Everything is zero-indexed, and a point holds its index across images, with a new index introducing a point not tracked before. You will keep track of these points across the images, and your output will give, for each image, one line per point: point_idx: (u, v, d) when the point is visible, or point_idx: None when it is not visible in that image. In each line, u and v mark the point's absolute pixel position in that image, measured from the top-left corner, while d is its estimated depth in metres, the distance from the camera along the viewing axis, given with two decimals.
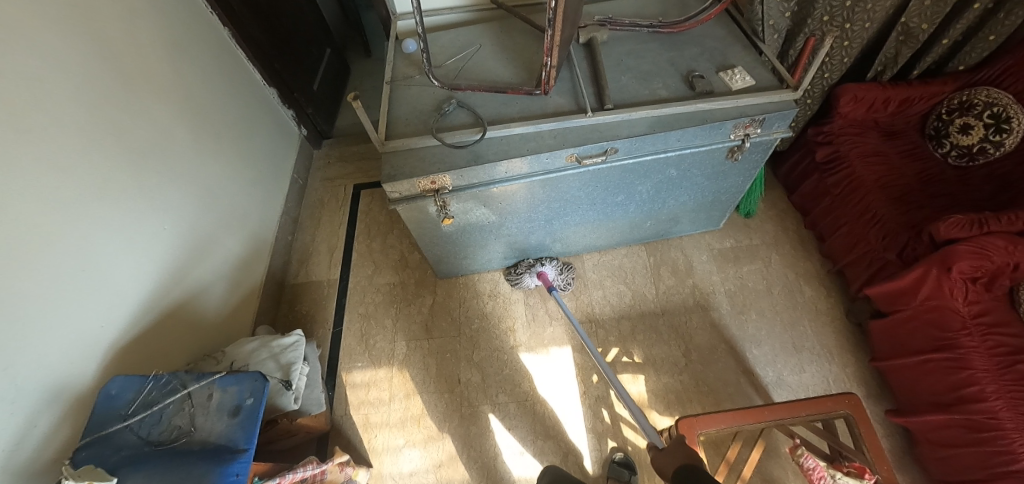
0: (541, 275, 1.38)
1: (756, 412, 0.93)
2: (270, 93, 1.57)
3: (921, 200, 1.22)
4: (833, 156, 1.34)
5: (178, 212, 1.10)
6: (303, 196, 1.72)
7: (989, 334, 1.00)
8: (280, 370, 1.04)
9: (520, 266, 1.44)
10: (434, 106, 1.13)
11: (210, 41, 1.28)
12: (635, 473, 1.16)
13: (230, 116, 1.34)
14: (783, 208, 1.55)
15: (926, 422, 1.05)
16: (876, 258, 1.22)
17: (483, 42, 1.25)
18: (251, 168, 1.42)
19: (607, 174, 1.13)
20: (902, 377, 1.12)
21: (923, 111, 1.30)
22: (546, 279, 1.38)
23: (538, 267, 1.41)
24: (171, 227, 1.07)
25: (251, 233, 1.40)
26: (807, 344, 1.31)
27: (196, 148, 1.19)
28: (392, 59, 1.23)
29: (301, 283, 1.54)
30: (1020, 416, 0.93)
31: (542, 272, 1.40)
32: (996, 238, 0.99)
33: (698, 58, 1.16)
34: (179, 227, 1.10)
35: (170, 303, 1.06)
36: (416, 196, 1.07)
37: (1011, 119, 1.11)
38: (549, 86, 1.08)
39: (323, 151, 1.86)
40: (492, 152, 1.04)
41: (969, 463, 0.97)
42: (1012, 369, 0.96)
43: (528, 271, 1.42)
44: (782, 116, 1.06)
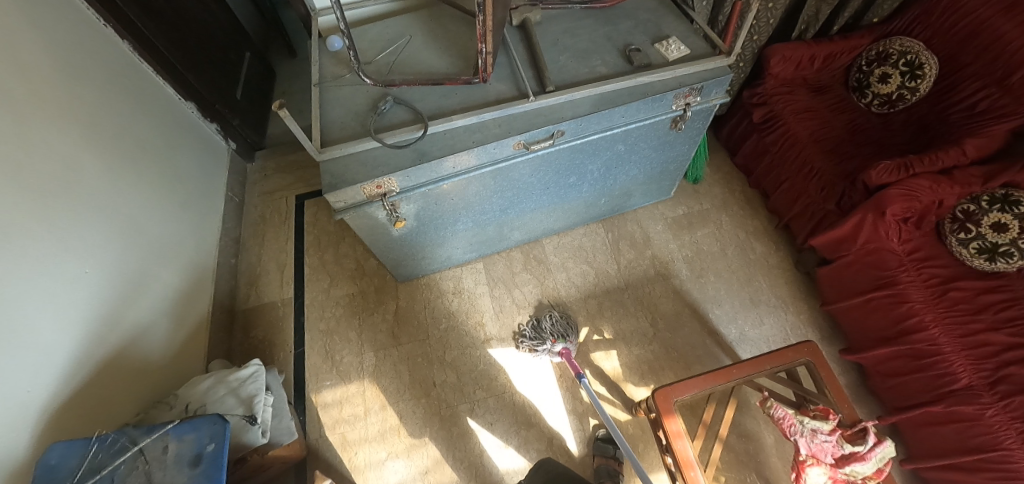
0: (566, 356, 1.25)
1: (725, 372, 0.96)
2: (188, 108, 1.43)
3: (851, 150, 1.28)
4: (769, 115, 1.38)
5: (99, 252, 0.99)
6: (242, 214, 1.60)
7: (923, 268, 1.08)
8: (241, 406, 0.98)
9: (539, 343, 1.30)
10: (369, 106, 1.07)
11: (109, 58, 1.15)
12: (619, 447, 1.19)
13: (145, 138, 1.22)
14: (728, 171, 1.60)
15: (876, 356, 1.13)
16: (817, 209, 1.29)
17: (413, 33, 1.19)
18: (178, 192, 1.30)
19: (556, 157, 1.12)
20: (850, 317, 1.20)
21: (844, 64, 1.36)
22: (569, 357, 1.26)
23: (561, 347, 1.27)
24: (94, 270, 0.97)
25: (189, 262, 1.29)
26: (762, 297, 1.38)
27: (111, 178, 1.07)
28: (317, 59, 1.15)
29: (253, 307, 1.45)
30: (956, 339, 1.01)
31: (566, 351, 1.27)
32: (920, 179, 1.06)
33: (632, 31, 1.16)
34: (103, 267, 1.00)
35: (107, 352, 0.97)
36: (363, 203, 1.01)
37: (923, 65, 1.19)
38: (487, 74, 1.05)
39: (257, 164, 1.74)
40: (437, 148, 1.00)
41: (916, 388, 1.05)
42: (945, 297, 1.04)
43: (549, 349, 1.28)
44: (719, 82, 1.08)
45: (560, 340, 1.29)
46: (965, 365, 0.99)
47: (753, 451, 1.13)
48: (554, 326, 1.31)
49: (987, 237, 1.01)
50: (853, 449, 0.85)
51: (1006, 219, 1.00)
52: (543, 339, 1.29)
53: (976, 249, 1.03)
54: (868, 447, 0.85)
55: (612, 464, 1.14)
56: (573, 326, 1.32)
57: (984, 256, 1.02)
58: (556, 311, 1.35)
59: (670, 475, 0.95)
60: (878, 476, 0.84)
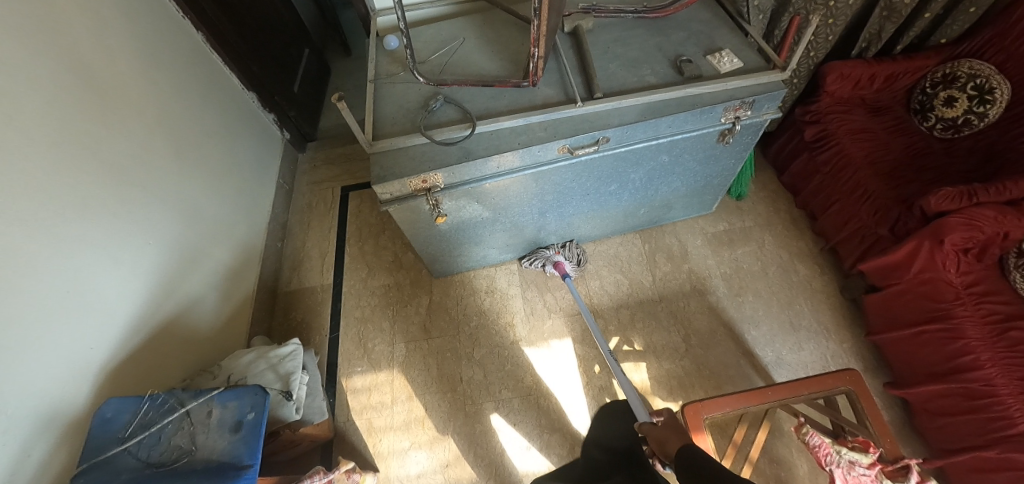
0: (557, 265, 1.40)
1: (759, 393, 0.94)
2: (250, 98, 1.52)
3: (909, 174, 1.23)
4: (822, 134, 1.34)
5: (162, 226, 1.07)
6: (291, 202, 1.68)
7: (981, 303, 1.02)
8: (279, 381, 1.02)
9: (539, 249, 1.44)
10: (421, 103, 1.11)
11: (183, 47, 1.24)
12: None
13: (210, 123, 1.30)
14: (774, 189, 1.56)
15: (924, 393, 1.07)
16: (869, 234, 1.23)
17: (467, 36, 1.22)
18: (234, 175, 1.38)
19: (599, 164, 1.12)
20: (898, 349, 1.14)
21: (907, 85, 1.31)
22: (561, 268, 1.40)
23: (558, 259, 1.42)
24: (156, 241, 1.04)
25: (239, 242, 1.37)
26: (803, 322, 1.33)
27: (177, 158, 1.15)
28: (374, 57, 1.20)
29: (294, 290, 1.51)
30: (1014, 382, 0.94)
31: (559, 263, 1.41)
32: (985, 208, 1.00)
33: (684, 42, 1.15)
34: (163, 240, 1.07)
35: (161, 319, 1.04)
36: (407, 196, 1.05)
37: (994, 89, 1.13)
38: (537, 78, 1.07)
39: (308, 155, 1.82)
40: (483, 148, 1.02)
41: (966, 430, 0.99)
42: (1004, 336, 0.98)
43: (546, 256, 1.42)
44: (771, 97, 1.06)
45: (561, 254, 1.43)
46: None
47: (784, 479, 1.09)
48: (562, 244, 1.45)
49: None
50: None
51: None
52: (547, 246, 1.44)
53: None
54: None
55: None
56: (581, 257, 1.45)
57: None
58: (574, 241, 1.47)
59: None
60: None
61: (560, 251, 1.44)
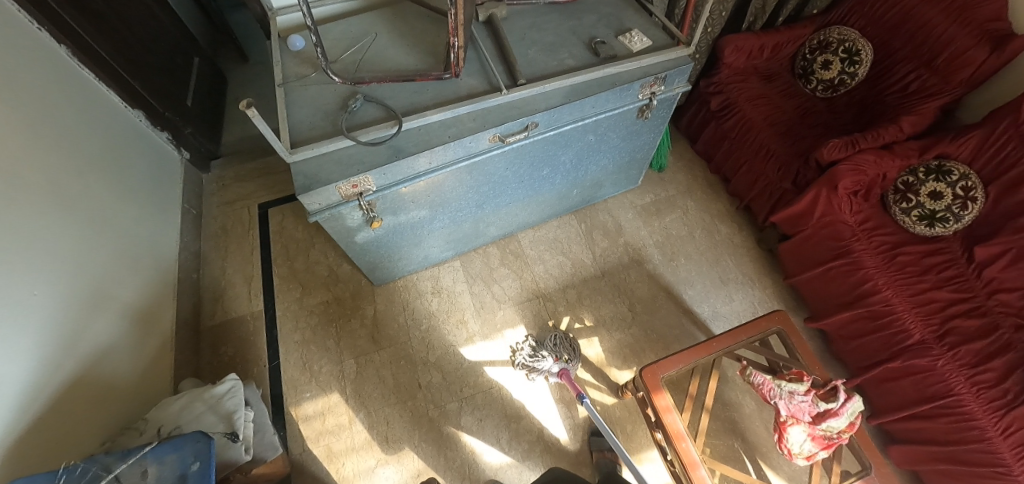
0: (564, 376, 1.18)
1: (706, 346, 1.01)
2: (136, 117, 1.34)
3: (801, 132, 1.37)
4: (725, 103, 1.45)
5: (49, 274, 0.91)
6: (201, 227, 1.52)
7: (873, 236, 1.17)
8: (221, 423, 0.92)
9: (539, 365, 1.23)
10: (339, 105, 1.04)
11: (45, 63, 1.06)
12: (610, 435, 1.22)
13: (91, 149, 1.13)
14: (690, 158, 1.67)
15: (837, 321, 1.21)
16: (775, 188, 1.37)
17: (378, 30, 1.17)
18: (130, 206, 1.22)
19: (530, 150, 1.14)
20: (811, 287, 1.28)
21: (790, 53, 1.46)
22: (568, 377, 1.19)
23: (560, 367, 1.21)
24: (45, 290, 0.89)
25: (149, 280, 1.21)
26: (730, 275, 1.45)
27: (56, 194, 0.98)
28: (279, 59, 1.11)
29: (220, 323, 1.37)
30: (907, 298, 1.10)
31: (563, 372, 1.19)
32: (866, 154, 1.16)
33: (596, 24, 1.19)
34: (55, 287, 0.92)
35: (65, 378, 0.89)
36: (338, 204, 0.99)
37: (860, 51, 1.30)
38: (459, 68, 1.05)
39: (214, 174, 1.65)
40: (413, 145, 0.99)
41: (875, 347, 1.14)
42: (894, 260, 1.14)
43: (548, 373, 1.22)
44: (681, 71, 1.13)
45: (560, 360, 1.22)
46: (916, 322, 1.08)
47: (734, 419, 1.19)
48: (555, 344, 1.25)
49: (926, 205, 1.13)
50: (827, 406, 0.90)
51: (939, 188, 1.13)
52: (541, 354, 1.23)
53: (918, 216, 1.15)
54: (840, 403, 0.90)
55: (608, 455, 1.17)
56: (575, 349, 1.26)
57: (925, 222, 1.14)
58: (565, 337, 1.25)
59: (673, 474, 0.97)
60: (851, 429, 0.90)
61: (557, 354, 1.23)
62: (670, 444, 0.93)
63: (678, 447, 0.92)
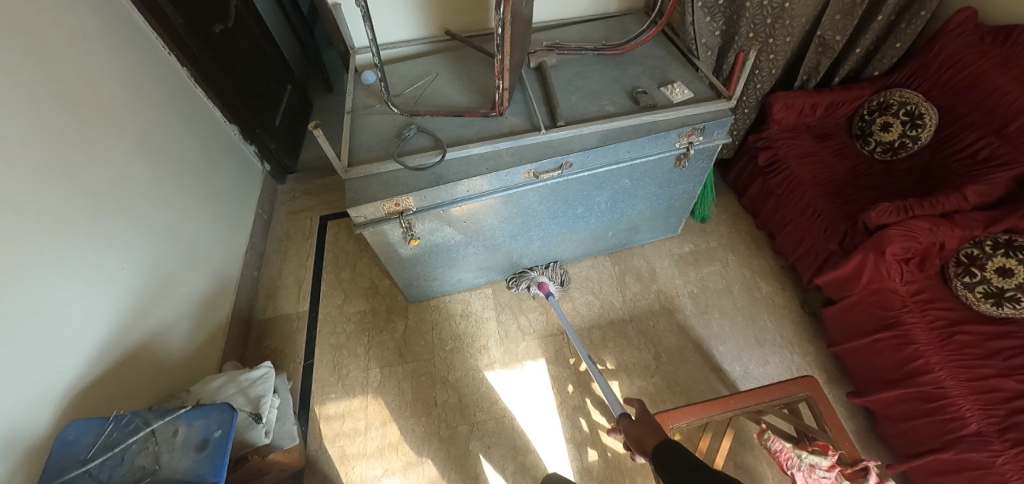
0: (542, 284, 1.43)
1: (723, 402, 0.98)
2: (232, 131, 1.58)
3: (854, 194, 1.32)
4: (773, 159, 1.44)
5: (137, 252, 1.08)
6: (268, 231, 1.70)
7: (927, 310, 1.11)
8: (250, 404, 1.02)
9: (523, 273, 1.48)
10: (395, 133, 1.17)
11: (167, 81, 1.30)
12: None
13: (190, 153, 1.34)
14: (735, 212, 1.64)
15: (884, 400, 1.13)
16: (822, 249, 1.31)
17: (439, 71, 1.31)
18: (213, 205, 1.41)
19: (565, 188, 1.19)
20: (857, 359, 1.21)
21: (847, 113, 1.43)
22: (546, 288, 1.43)
23: (542, 278, 1.45)
24: (130, 266, 1.05)
25: (216, 270, 1.38)
26: (768, 337, 1.37)
27: (156, 187, 1.18)
28: (351, 91, 1.27)
29: (269, 318, 1.51)
30: (964, 383, 1.02)
31: (543, 283, 1.44)
32: (920, 221, 1.10)
33: (640, 75, 1.25)
34: (139, 265, 1.08)
35: (132, 343, 1.03)
36: (381, 220, 1.09)
37: (923, 115, 1.24)
38: (504, 108, 1.14)
39: (287, 186, 1.86)
40: (453, 173, 1.08)
41: (925, 433, 1.05)
42: (951, 340, 1.07)
43: (530, 278, 1.46)
44: (720, 123, 1.15)
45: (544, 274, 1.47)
46: (974, 410, 0.99)
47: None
48: (546, 265, 1.50)
49: (993, 281, 1.03)
50: None
51: (1010, 263, 1.01)
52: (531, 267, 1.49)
53: (983, 293, 1.05)
54: None
55: None
56: (564, 277, 1.50)
57: (991, 301, 1.04)
58: (556, 261, 1.51)
59: None
60: None
61: (544, 271, 1.48)
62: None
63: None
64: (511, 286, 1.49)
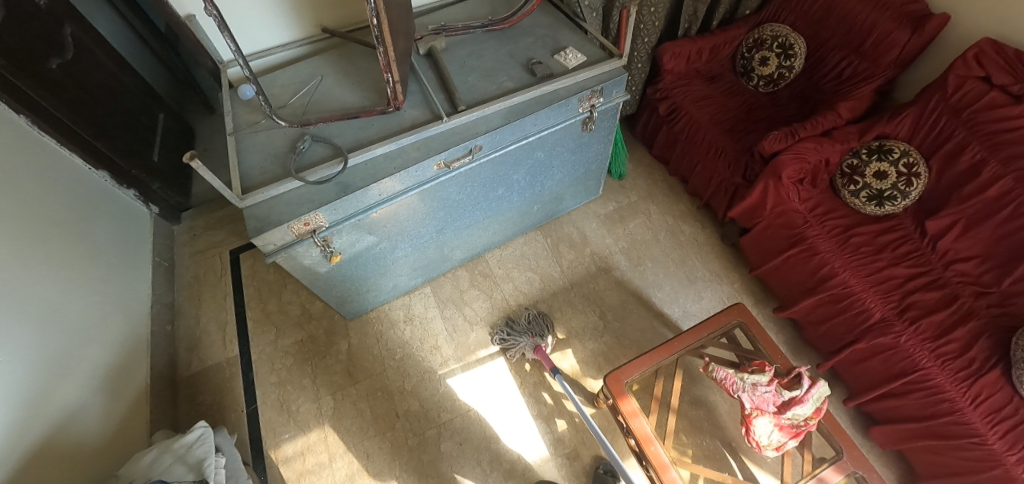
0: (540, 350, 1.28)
1: (667, 346, 1.04)
2: (100, 177, 1.40)
3: (748, 127, 1.41)
4: (672, 107, 1.50)
5: (17, 336, 0.93)
6: (173, 278, 1.54)
7: (825, 221, 1.24)
8: (192, 471, 0.92)
9: (516, 338, 1.32)
10: (287, 147, 1.08)
11: (7, 132, 1.11)
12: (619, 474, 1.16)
13: (54, 211, 1.16)
14: (649, 163, 1.70)
15: (803, 308, 1.25)
16: (728, 184, 1.40)
17: (325, 73, 1.22)
18: (97, 265, 1.24)
19: (480, 172, 1.17)
20: (775, 277, 1.32)
21: (729, 54, 1.52)
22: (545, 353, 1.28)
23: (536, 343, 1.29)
24: (13, 354, 0.90)
25: (120, 335, 1.23)
26: (698, 274, 1.47)
27: (22, 259, 1.01)
28: (229, 109, 1.15)
29: (196, 372, 1.38)
30: (864, 279, 1.15)
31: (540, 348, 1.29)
32: (806, 142, 1.22)
33: (532, 46, 1.24)
34: (23, 351, 0.93)
35: (35, 441, 0.89)
36: (293, 243, 1.01)
37: (793, 45, 1.36)
38: (400, 102, 1.09)
39: (185, 225, 1.68)
40: (360, 179, 1.02)
41: (841, 330, 1.18)
42: (849, 243, 1.20)
43: (526, 343, 1.31)
44: (617, 82, 1.18)
45: (537, 336, 1.31)
46: (876, 300, 1.13)
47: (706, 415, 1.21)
48: (531, 322, 1.34)
49: (872, 185, 1.20)
50: (791, 394, 0.93)
51: (882, 167, 1.19)
52: (518, 333, 1.32)
53: (867, 197, 1.21)
54: (805, 390, 0.93)
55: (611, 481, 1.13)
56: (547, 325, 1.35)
57: (874, 202, 1.21)
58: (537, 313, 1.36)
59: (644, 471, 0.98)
60: (817, 414, 0.92)
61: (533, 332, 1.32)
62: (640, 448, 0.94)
63: (647, 450, 0.92)
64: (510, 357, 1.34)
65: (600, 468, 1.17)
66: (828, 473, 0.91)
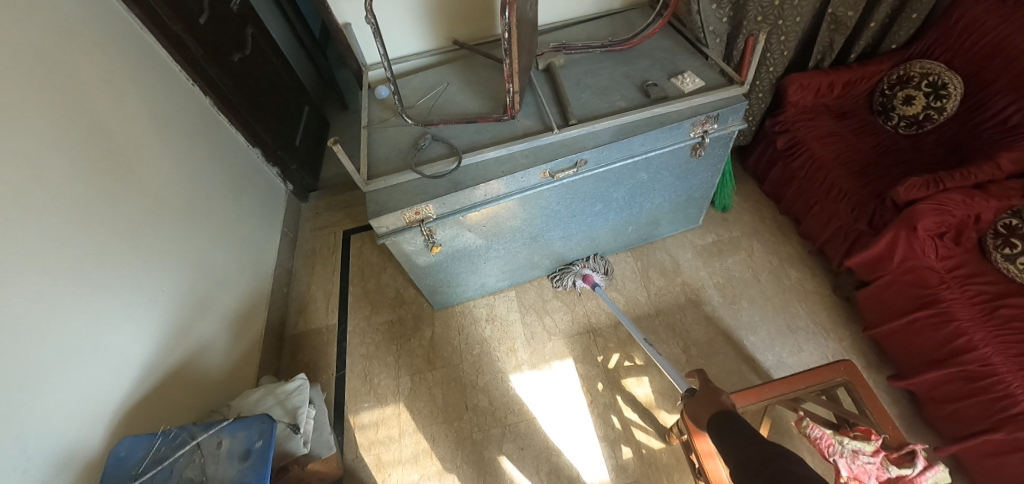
0: (587, 276, 1.44)
1: (756, 391, 0.98)
2: (254, 154, 1.64)
3: (880, 171, 1.28)
4: (792, 142, 1.41)
5: (173, 274, 1.12)
6: (295, 248, 1.76)
7: (967, 285, 1.08)
8: (287, 415, 1.05)
9: (567, 268, 1.49)
10: (411, 143, 1.20)
11: (193, 110, 1.36)
12: None
13: (217, 178, 1.40)
14: (756, 199, 1.61)
15: (928, 381, 1.10)
16: (849, 230, 1.28)
17: (450, 81, 1.33)
18: (242, 228, 1.47)
19: (581, 186, 1.19)
20: (895, 341, 1.18)
21: (866, 90, 1.41)
22: (593, 280, 1.44)
23: (586, 271, 1.46)
24: (169, 287, 1.10)
25: (248, 289, 1.43)
26: (800, 323, 1.35)
27: (188, 213, 1.23)
28: (367, 106, 1.31)
29: (300, 332, 1.55)
30: (1010, 359, 0.98)
31: (588, 274, 1.45)
32: (952, 193, 1.08)
33: (649, 68, 1.25)
34: (175, 288, 1.13)
35: (172, 363, 1.07)
36: (403, 229, 1.12)
37: (947, 85, 1.23)
38: (515, 110, 1.16)
39: (311, 204, 1.92)
40: (471, 178, 1.10)
41: (974, 414, 1.01)
42: (995, 314, 1.03)
43: (575, 271, 1.47)
44: (734, 109, 1.15)
45: (589, 267, 1.48)
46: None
47: None
48: (587, 258, 1.50)
49: None
50: (900, 471, 0.83)
51: None
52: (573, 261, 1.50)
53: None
54: (917, 471, 0.82)
55: None
56: (606, 266, 1.50)
57: None
58: (599, 253, 1.52)
59: None
60: None
61: (586, 264, 1.48)
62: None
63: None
64: (557, 284, 1.50)
65: None
66: None
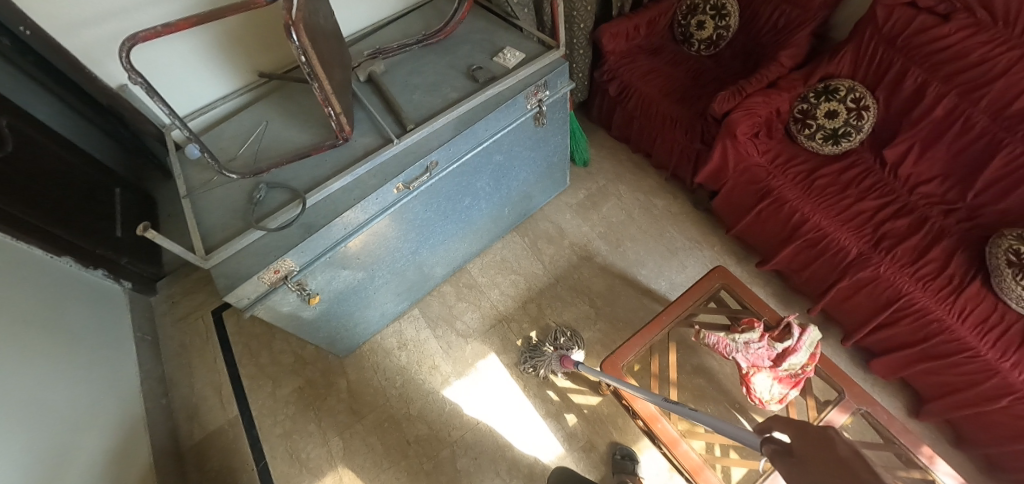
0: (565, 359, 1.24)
1: (657, 322, 1.04)
2: (64, 263, 1.36)
3: (698, 92, 1.43)
4: (622, 87, 1.51)
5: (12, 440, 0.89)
6: (160, 351, 1.51)
7: (788, 169, 1.26)
8: None
9: (541, 356, 1.29)
10: (245, 199, 1.06)
11: None
12: (636, 458, 1.17)
13: (25, 304, 1.14)
14: (610, 145, 1.71)
15: (784, 259, 1.26)
16: (690, 151, 1.41)
17: (270, 117, 1.20)
18: (80, 352, 1.22)
19: (441, 187, 1.16)
20: (752, 233, 1.33)
21: (666, 25, 1.54)
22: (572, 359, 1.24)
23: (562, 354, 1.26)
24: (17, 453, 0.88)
25: (115, 418, 1.20)
26: (677, 244, 1.48)
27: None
28: (179, 172, 1.13)
29: (199, 440, 1.36)
30: (836, 218, 1.17)
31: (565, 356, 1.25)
32: (754, 97, 1.24)
33: (471, 52, 1.24)
34: (23, 451, 0.90)
35: None
36: (267, 293, 1.01)
37: (725, 5, 1.41)
38: (347, 132, 1.07)
39: (162, 295, 1.66)
40: (323, 217, 1.01)
41: (823, 272, 1.19)
42: (815, 185, 1.22)
43: (551, 358, 1.27)
44: (559, 72, 1.19)
45: (563, 349, 1.29)
46: (850, 237, 1.14)
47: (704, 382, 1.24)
48: (554, 339, 1.32)
49: (826, 125, 1.22)
50: (783, 345, 0.94)
51: (832, 106, 1.22)
52: (543, 351, 1.30)
53: (823, 138, 1.24)
54: (796, 339, 0.93)
55: (631, 464, 1.14)
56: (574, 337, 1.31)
57: (831, 141, 1.23)
58: (565, 329, 1.34)
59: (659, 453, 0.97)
60: (813, 360, 0.93)
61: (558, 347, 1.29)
62: (669, 452, 0.91)
63: (676, 454, 0.89)
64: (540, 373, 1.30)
65: (617, 455, 1.18)
66: (833, 415, 0.92)
